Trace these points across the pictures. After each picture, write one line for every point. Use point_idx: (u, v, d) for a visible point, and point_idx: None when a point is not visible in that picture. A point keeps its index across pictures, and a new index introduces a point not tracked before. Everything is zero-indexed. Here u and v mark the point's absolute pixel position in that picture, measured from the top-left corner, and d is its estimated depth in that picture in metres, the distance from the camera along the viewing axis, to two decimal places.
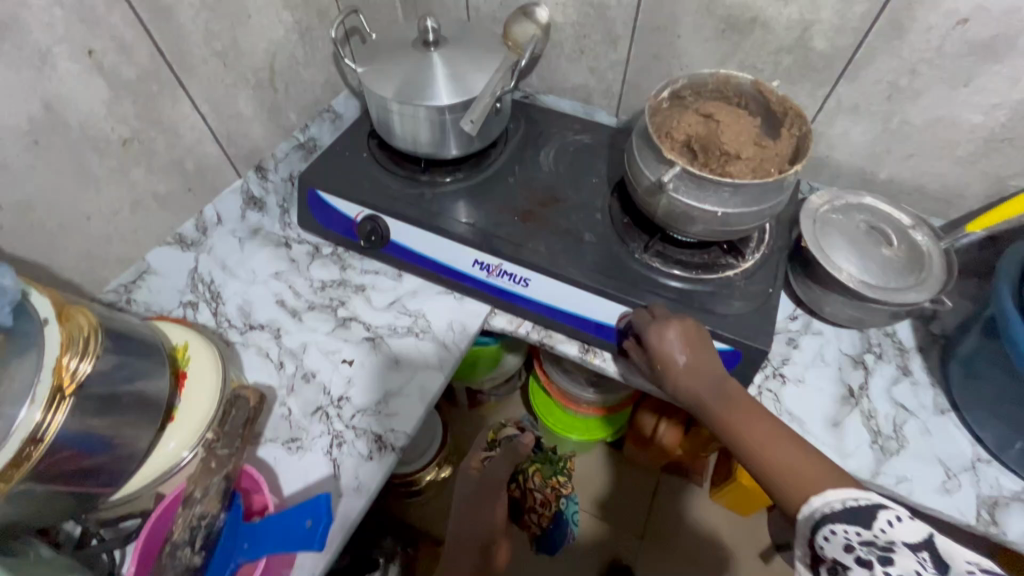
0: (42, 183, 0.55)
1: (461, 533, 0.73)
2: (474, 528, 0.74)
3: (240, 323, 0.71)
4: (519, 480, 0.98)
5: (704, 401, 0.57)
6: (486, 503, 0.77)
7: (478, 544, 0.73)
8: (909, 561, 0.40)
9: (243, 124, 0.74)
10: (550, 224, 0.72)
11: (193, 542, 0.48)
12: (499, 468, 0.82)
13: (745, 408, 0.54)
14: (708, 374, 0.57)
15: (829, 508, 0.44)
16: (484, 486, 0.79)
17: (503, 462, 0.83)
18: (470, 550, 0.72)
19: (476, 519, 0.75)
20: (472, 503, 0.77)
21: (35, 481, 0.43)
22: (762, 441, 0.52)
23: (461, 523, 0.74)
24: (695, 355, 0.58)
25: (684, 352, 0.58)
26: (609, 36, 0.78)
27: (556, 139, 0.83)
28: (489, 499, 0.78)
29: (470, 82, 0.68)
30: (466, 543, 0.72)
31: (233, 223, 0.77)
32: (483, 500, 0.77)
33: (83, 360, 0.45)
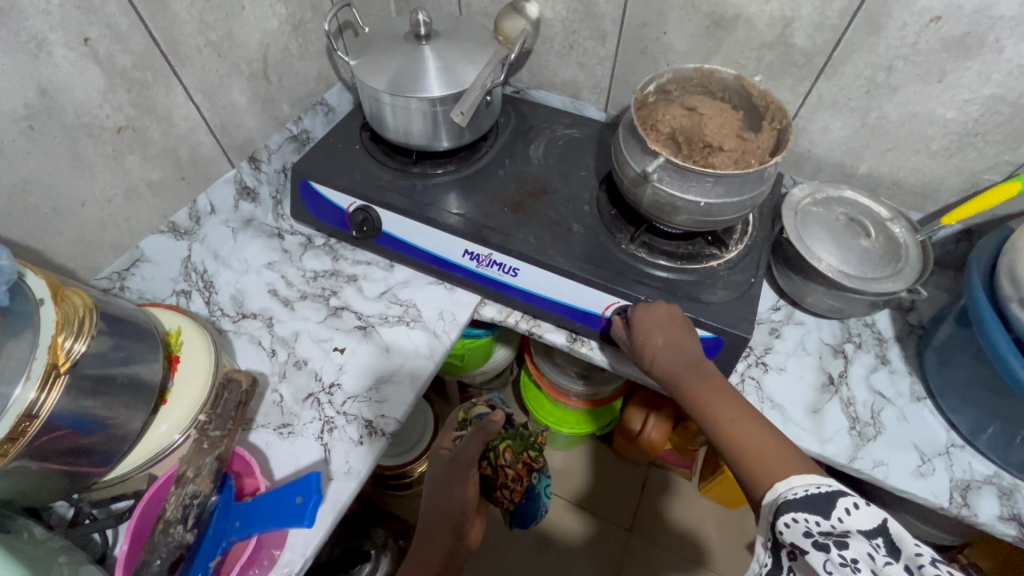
0: (37, 168, 0.56)
1: (434, 512, 0.73)
2: (447, 507, 0.72)
3: (232, 312, 0.73)
4: (490, 457, 0.91)
5: (678, 377, 0.59)
6: (455, 483, 0.74)
7: (450, 522, 0.71)
8: (860, 546, 0.40)
9: (237, 114, 0.75)
10: (539, 216, 0.73)
11: (186, 520, 0.49)
12: (471, 445, 0.78)
13: (716, 389, 0.57)
14: (686, 354, 0.60)
15: (791, 493, 0.45)
16: (455, 465, 0.77)
17: (474, 439, 0.78)
18: (440, 529, 0.71)
19: (448, 499, 0.73)
20: (444, 483, 0.75)
21: (30, 457, 0.44)
22: (731, 417, 0.54)
23: (432, 503, 0.74)
24: (675, 335, 0.61)
25: (666, 331, 0.61)
26: (597, 33, 0.80)
27: (546, 133, 0.85)
28: (460, 479, 0.75)
29: (461, 75, 0.70)
30: (441, 520, 0.72)
31: (226, 214, 0.79)
32: (453, 480, 0.74)
33: (77, 340, 0.46)
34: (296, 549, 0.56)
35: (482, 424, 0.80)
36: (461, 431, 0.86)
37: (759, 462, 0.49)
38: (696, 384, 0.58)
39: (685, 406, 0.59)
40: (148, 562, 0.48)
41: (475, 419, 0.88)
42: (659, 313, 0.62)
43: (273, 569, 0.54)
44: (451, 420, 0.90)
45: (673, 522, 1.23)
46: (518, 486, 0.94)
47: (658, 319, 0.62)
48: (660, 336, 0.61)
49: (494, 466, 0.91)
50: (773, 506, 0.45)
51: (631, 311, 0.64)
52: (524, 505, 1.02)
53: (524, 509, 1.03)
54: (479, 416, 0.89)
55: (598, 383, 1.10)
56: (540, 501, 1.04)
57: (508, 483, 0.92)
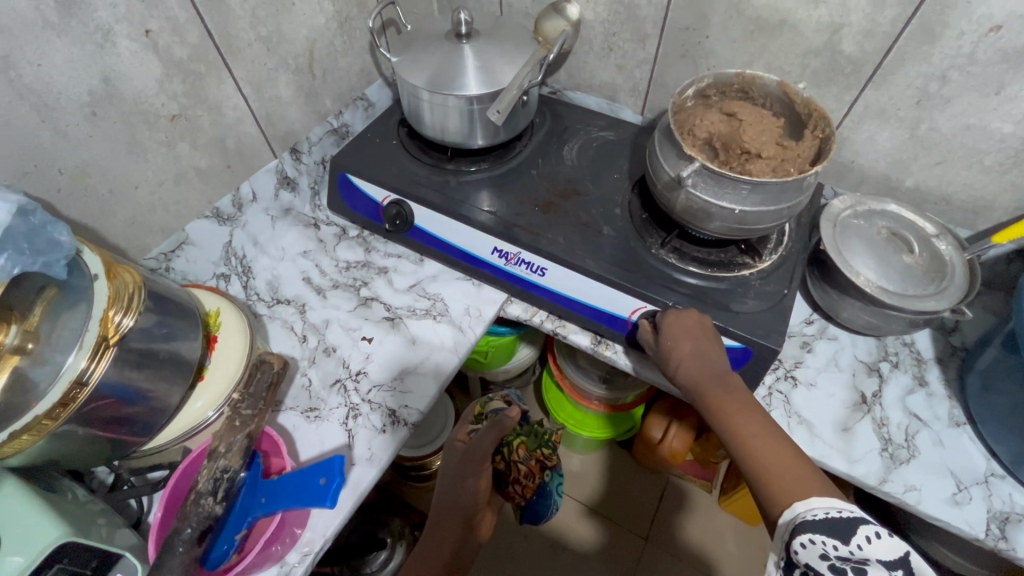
0: (98, 152, 0.60)
1: (446, 503, 0.74)
2: (459, 499, 0.74)
3: (268, 297, 0.75)
4: (504, 452, 0.92)
5: (700, 385, 0.58)
6: (468, 475, 0.74)
7: (463, 512, 0.73)
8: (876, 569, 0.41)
9: (281, 107, 0.78)
10: (570, 216, 0.74)
11: (215, 493, 0.51)
12: (484, 440, 0.74)
13: (741, 403, 0.55)
14: (713, 363, 0.59)
15: (811, 515, 0.44)
16: (469, 457, 0.75)
17: (487, 435, 0.74)
18: (453, 519, 0.73)
19: (461, 489, 0.74)
20: (456, 474, 0.75)
21: (78, 422, 0.47)
22: (754, 431, 0.52)
23: (445, 494, 0.75)
24: (700, 343, 0.60)
25: (694, 338, 0.60)
26: (638, 35, 0.79)
27: (581, 135, 0.85)
28: (473, 470, 0.74)
29: (499, 74, 0.70)
30: (453, 510, 0.73)
31: (267, 202, 0.82)
32: (465, 472, 0.74)
33: (126, 315, 0.48)
34: (316, 530, 0.58)
35: (497, 419, 0.76)
36: (477, 424, 0.85)
37: (778, 479, 0.48)
38: (718, 393, 0.57)
39: (705, 414, 0.58)
40: (179, 529, 0.49)
41: (492, 412, 0.88)
42: (687, 319, 0.62)
43: (294, 548, 0.57)
44: (467, 413, 0.90)
45: (691, 535, 1.21)
46: (530, 482, 0.95)
47: (684, 326, 0.61)
48: (686, 341, 0.60)
49: (507, 460, 0.92)
50: (790, 524, 0.45)
51: (660, 316, 0.64)
52: (536, 503, 1.03)
53: (535, 506, 1.05)
54: (493, 411, 0.88)
55: (620, 388, 1.09)
56: (552, 500, 1.05)
57: (519, 479, 0.93)
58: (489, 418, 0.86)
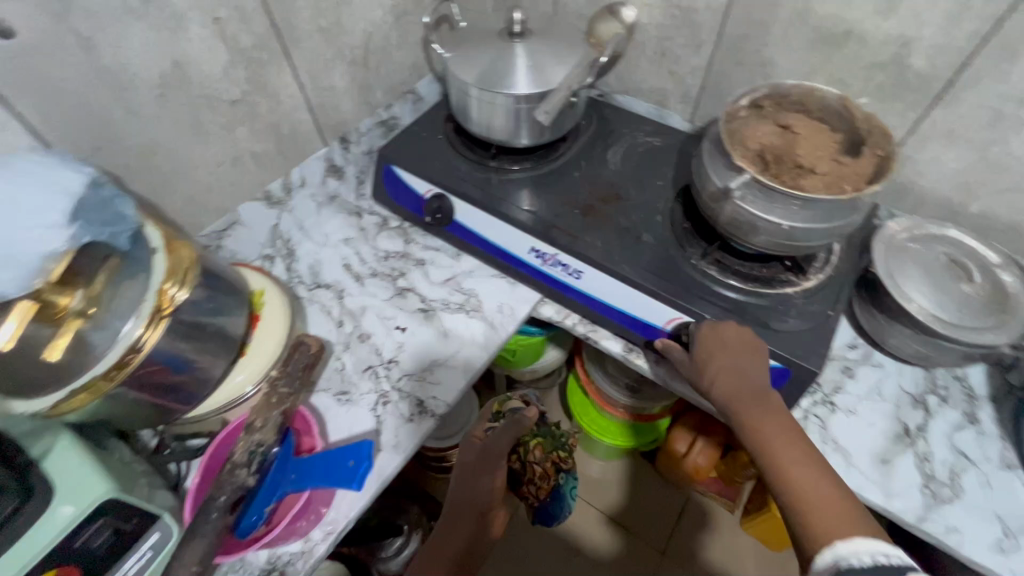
0: (164, 131, 0.63)
1: (460, 499, 0.73)
2: (474, 496, 0.73)
3: (308, 281, 0.77)
4: (520, 452, 0.93)
5: (739, 402, 0.57)
6: (484, 472, 0.75)
7: (478, 508, 0.73)
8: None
9: (335, 97, 0.80)
10: (610, 221, 0.73)
11: (250, 465, 0.53)
12: (502, 438, 0.77)
13: (778, 425, 0.54)
14: (753, 383, 0.57)
15: (856, 560, 0.42)
16: (485, 454, 0.76)
17: (506, 433, 0.78)
18: (468, 514, 0.73)
19: (475, 487, 0.74)
20: (471, 471, 0.75)
21: (130, 386, 0.50)
22: (790, 456, 0.51)
23: (458, 489, 0.74)
24: (742, 360, 0.59)
25: (731, 354, 0.59)
26: (693, 41, 0.78)
27: (627, 140, 0.84)
28: (489, 467, 0.75)
29: (549, 74, 0.70)
30: (467, 506, 0.73)
31: (314, 188, 0.84)
32: (481, 469, 0.75)
33: (180, 289, 0.51)
34: (341, 510, 0.59)
35: (516, 418, 0.81)
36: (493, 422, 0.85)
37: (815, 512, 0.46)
38: (759, 413, 0.55)
39: (739, 433, 0.56)
40: (214, 496, 0.51)
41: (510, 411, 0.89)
42: (733, 338, 0.60)
43: (318, 525, 0.58)
44: (486, 410, 0.91)
45: (709, 554, 1.18)
46: (544, 484, 0.95)
47: (728, 344, 0.60)
48: (729, 358, 0.59)
49: (523, 460, 0.93)
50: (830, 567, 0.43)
51: (697, 328, 0.63)
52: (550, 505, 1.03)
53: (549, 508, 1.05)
54: (511, 410, 0.89)
55: (647, 397, 1.07)
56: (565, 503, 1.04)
57: (533, 480, 0.94)
58: (506, 416, 0.86)
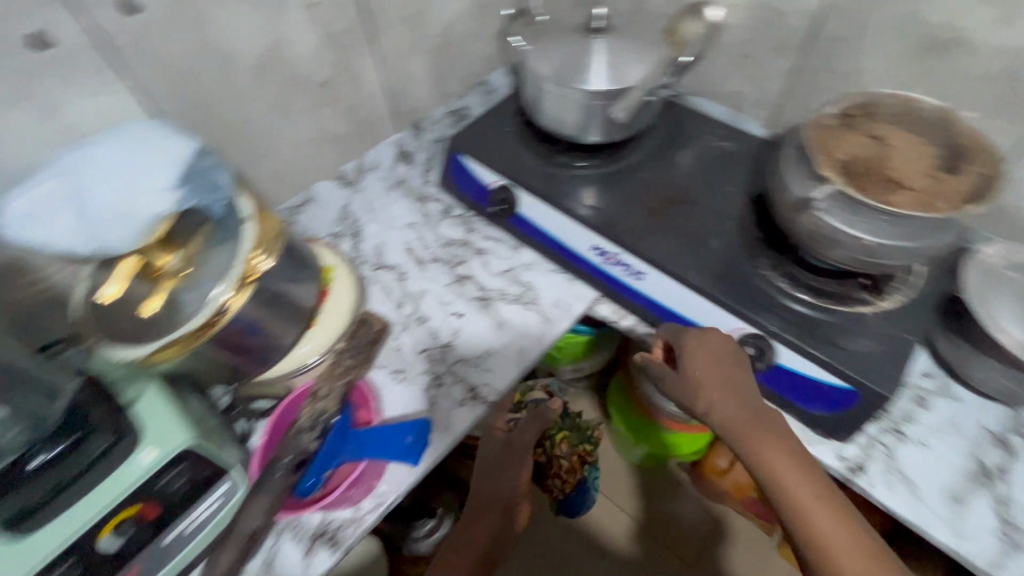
0: (256, 108, 0.66)
1: (483, 493, 0.76)
2: (498, 490, 0.77)
3: (373, 261, 0.80)
4: (546, 446, 1.05)
5: (742, 430, 0.58)
6: (509, 467, 0.78)
7: (502, 503, 0.76)
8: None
9: (412, 84, 0.82)
10: (677, 224, 0.72)
11: (314, 430, 0.57)
12: (528, 433, 0.80)
13: (775, 443, 0.57)
14: (748, 399, 0.59)
15: None
16: (510, 449, 0.79)
17: (531, 427, 0.80)
18: (493, 509, 0.75)
19: (499, 481, 0.77)
20: (495, 464, 0.78)
21: (214, 344, 0.53)
22: (793, 479, 0.55)
23: (482, 482, 0.77)
24: (732, 373, 0.59)
25: (722, 368, 0.59)
26: (780, 44, 0.75)
27: (699, 142, 0.82)
28: (514, 464, 0.79)
29: (627, 71, 0.70)
30: (492, 500, 0.76)
31: (384, 171, 0.86)
32: (504, 465, 0.78)
33: (266, 259, 0.54)
34: (391, 484, 0.61)
35: (540, 411, 0.82)
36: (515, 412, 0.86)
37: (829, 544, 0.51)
38: (759, 434, 0.57)
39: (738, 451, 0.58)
40: (279, 457, 0.56)
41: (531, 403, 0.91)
42: (721, 353, 0.60)
43: (369, 495, 0.60)
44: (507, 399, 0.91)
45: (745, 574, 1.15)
46: (569, 478, 1.05)
47: (720, 361, 0.60)
48: (724, 378, 0.59)
49: (550, 454, 1.05)
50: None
51: (683, 339, 0.61)
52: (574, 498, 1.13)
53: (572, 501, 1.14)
54: (533, 402, 0.90)
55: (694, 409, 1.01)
56: (589, 496, 1.12)
57: (559, 473, 1.05)
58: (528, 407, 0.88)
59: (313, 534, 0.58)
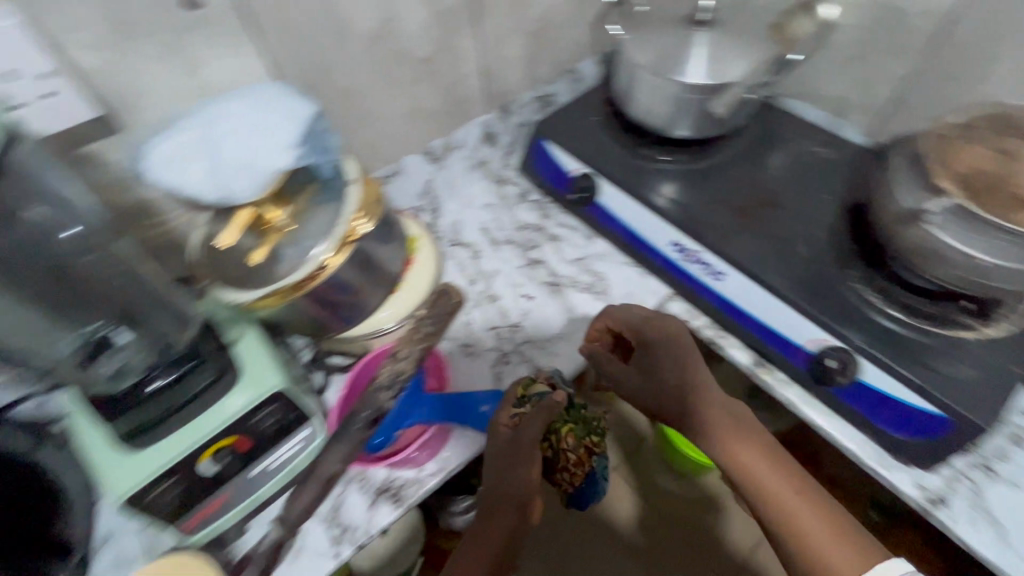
0: (362, 79, 0.69)
1: (492, 488, 0.62)
2: (508, 487, 0.60)
3: (450, 237, 0.82)
4: (551, 439, 0.77)
5: (709, 428, 0.58)
6: (518, 462, 0.60)
7: (516, 501, 0.60)
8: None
9: (506, 67, 0.83)
10: (764, 226, 0.70)
11: (392, 388, 0.58)
12: (531, 428, 0.60)
13: (745, 440, 0.57)
14: (713, 395, 0.60)
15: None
16: (515, 446, 0.60)
17: (536, 420, 0.60)
18: (506, 507, 0.60)
19: (507, 477, 0.60)
20: (500, 460, 0.61)
21: (311, 298, 0.57)
22: (765, 474, 0.55)
23: (491, 475, 0.62)
24: (695, 369, 0.60)
25: (686, 364, 0.60)
26: (898, 47, 0.71)
27: (793, 145, 0.78)
28: (522, 461, 0.60)
29: (727, 69, 0.67)
30: (503, 499, 0.60)
31: (468, 150, 0.88)
32: (511, 459, 0.60)
33: (366, 222, 0.56)
34: (454, 452, 0.63)
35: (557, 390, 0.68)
36: None
37: (808, 540, 0.51)
38: (727, 431, 0.58)
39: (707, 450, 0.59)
40: (358, 411, 0.57)
41: None
42: (675, 346, 0.61)
43: (433, 459, 0.62)
44: None
45: None
46: (579, 471, 0.81)
47: (678, 355, 0.61)
48: (680, 372, 0.60)
49: (555, 448, 0.78)
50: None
51: (650, 337, 0.62)
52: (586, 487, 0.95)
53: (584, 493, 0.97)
54: None
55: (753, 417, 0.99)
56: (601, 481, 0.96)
57: (568, 466, 0.80)
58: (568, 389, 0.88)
59: (378, 489, 0.61)
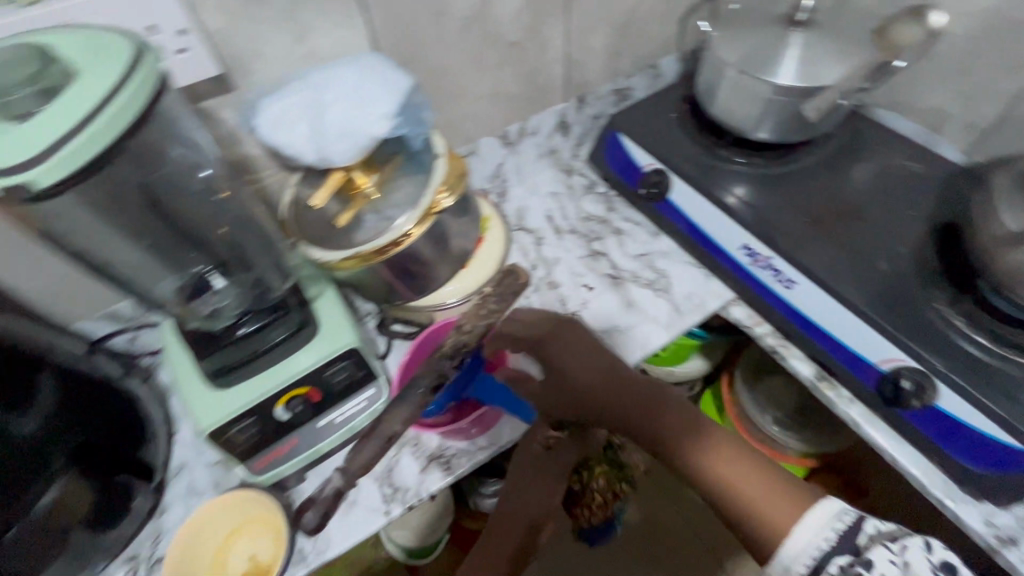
0: (451, 59, 0.71)
1: (509, 504, 0.62)
2: (529, 505, 0.61)
3: (514, 222, 0.83)
4: (582, 476, 0.79)
5: (620, 413, 0.52)
6: (545, 485, 0.61)
7: (531, 519, 0.61)
8: (884, 555, 0.40)
9: (588, 57, 0.83)
10: (843, 237, 0.68)
11: (453, 358, 0.59)
12: (567, 452, 0.61)
13: (653, 412, 0.51)
14: (608, 369, 0.54)
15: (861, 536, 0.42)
16: (547, 467, 0.60)
17: (573, 447, 0.60)
18: (519, 522, 0.61)
19: (529, 496, 0.61)
20: (526, 478, 0.61)
21: (387, 264, 0.59)
22: (684, 451, 0.48)
23: (510, 491, 0.62)
24: (583, 351, 0.55)
25: (571, 351, 0.55)
26: (1012, 62, 0.67)
27: (880, 158, 0.75)
28: (549, 485, 0.61)
29: (821, 73, 0.66)
30: (517, 515, 0.61)
31: (541, 138, 0.89)
32: (537, 481, 0.61)
33: (449, 197, 0.57)
34: (507, 429, 0.64)
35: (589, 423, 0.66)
36: None
37: (750, 514, 0.44)
38: (617, 400, 0.52)
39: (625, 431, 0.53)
40: (420, 379, 0.58)
41: None
42: (572, 342, 0.56)
43: (486, 434, 0.64)
44: None
45: None
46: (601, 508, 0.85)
47: (575, 345, 0.56)
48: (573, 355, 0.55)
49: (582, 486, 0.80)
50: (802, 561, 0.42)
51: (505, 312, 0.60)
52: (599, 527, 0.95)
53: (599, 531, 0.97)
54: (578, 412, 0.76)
55: (799, 428, 0.96)
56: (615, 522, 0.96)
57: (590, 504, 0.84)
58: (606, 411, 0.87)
59: (430, 455, 0.63)
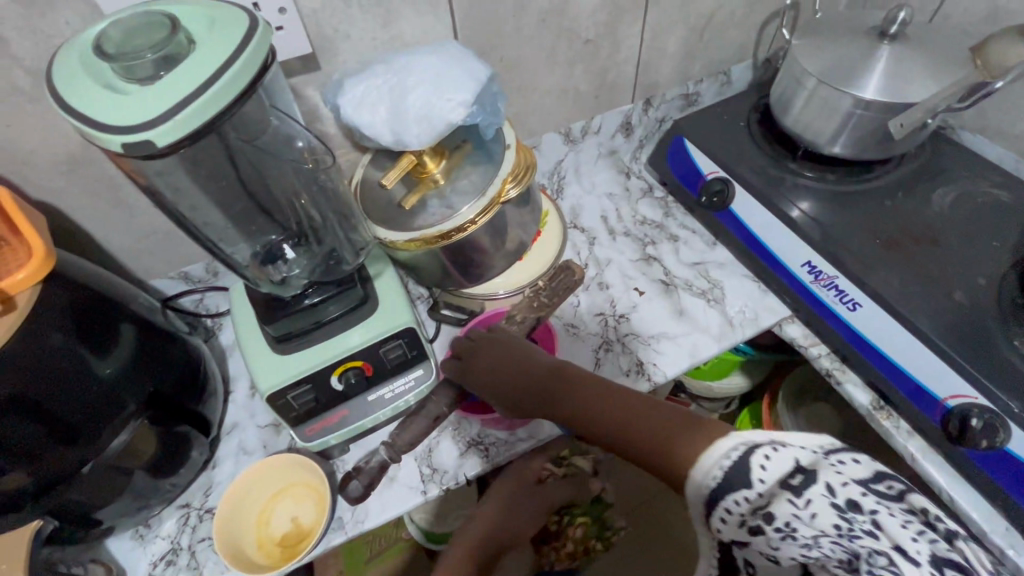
0: (525, 52, 0.71)
1: None
2: None
3: (569, 220, 0.83)
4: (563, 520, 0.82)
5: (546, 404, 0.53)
6: None
7: None
8: (788, 508, 0.38)
9: (660, 59, 0.82)
10: (915, 263, 0.65)
11: None
12: None
13: (571, 389, 0.51)
14: (526, 363, 0.55)
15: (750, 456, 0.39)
16: None
17: None
18: None
19: None
20: None
21: (447, 249, 0.60)
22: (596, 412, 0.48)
23: None
24: (507, 352, 0.56)
25: (492, 354, 0.56)
26: None
27: (959, 184, 0.72)
28: None
29: (908, 89, 0.62)
30: None
31: (603, 138, 0.88)
32: None
33: (515, 188, 0.59)
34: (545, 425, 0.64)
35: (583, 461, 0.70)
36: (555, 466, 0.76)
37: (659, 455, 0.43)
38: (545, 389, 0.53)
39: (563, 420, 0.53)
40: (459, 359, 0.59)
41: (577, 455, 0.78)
42: (492, 349, 0.57)
43: (525, 426, 0.64)
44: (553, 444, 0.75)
45: None
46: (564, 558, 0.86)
47: (499, 347, 0.57)
48: (524, 367, 0.55)
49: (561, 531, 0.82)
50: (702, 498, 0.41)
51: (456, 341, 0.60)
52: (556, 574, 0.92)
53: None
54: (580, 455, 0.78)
55: None
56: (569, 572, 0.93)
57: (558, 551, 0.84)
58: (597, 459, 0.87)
59: (470, 440, 0.64)
